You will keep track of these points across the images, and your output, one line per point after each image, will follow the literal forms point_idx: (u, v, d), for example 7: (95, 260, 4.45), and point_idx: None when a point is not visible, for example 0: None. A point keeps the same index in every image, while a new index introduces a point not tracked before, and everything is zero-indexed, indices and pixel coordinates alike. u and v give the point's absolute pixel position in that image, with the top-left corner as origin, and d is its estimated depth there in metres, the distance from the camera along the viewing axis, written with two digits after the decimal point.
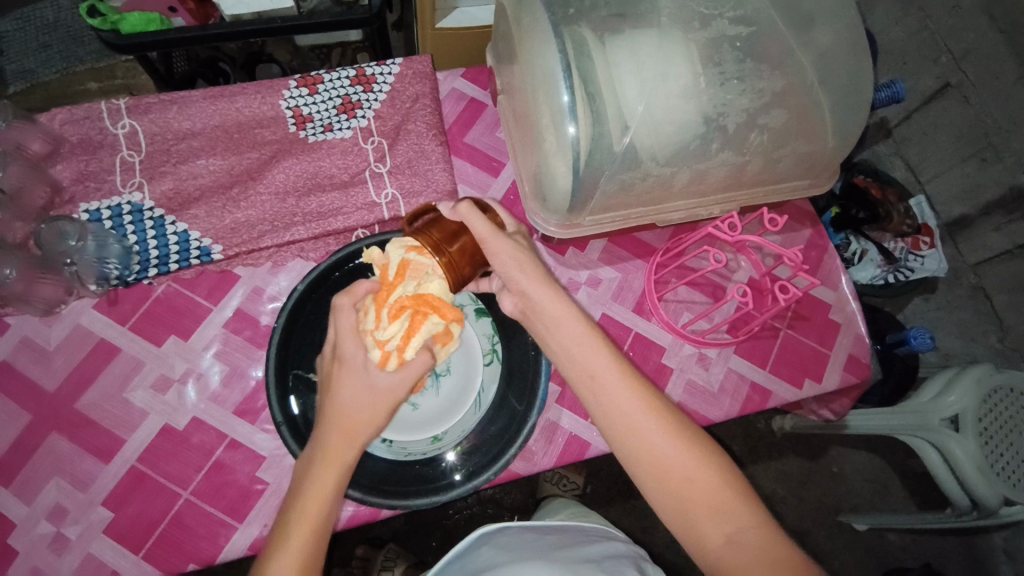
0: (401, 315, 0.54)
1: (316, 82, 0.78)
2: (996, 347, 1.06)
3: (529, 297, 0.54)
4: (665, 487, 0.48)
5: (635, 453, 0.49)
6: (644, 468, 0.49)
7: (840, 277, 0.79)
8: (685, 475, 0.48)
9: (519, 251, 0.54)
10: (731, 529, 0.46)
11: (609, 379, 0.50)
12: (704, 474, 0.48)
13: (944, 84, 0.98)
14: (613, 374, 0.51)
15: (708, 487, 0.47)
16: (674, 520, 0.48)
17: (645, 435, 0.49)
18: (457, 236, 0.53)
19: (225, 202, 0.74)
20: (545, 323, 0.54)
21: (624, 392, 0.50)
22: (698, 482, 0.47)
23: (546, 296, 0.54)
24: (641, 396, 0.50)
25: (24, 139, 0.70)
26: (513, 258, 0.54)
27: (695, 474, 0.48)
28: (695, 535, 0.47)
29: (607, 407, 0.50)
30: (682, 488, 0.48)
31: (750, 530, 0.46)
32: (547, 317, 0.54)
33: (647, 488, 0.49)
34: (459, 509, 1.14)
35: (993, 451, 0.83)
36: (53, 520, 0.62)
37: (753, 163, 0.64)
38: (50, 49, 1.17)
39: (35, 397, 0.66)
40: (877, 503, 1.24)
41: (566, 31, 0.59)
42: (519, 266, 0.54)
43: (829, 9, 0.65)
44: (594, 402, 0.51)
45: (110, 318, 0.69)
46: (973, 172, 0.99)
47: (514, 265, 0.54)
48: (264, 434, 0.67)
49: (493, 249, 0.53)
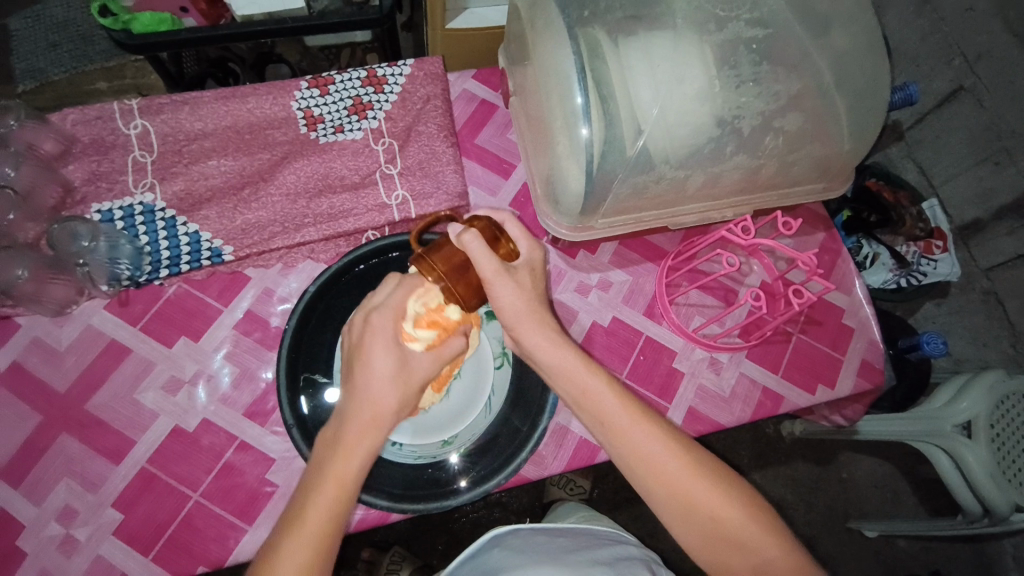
0: (432, 325, 0.55)
1: (327, 83, 0.78)
2: (1008, 352, 1.05)
3: (530, 348, 0.55)
4: (695, 526, 0.50)
5: (658, 492, 0.51)
6: (668, 505, 0.51)
7: (854, 282, 0.78)
8: (710, 511, 0.50)
9: (520, 297, 0.54)
10: (759, 561, 0.49)
11: (627, 424, 0.52)
12: (728, 512, 0.50)
13: (958, 87, 0.97)
14: (628, 419, 0.52)
15: (732, 519, 0.50)
16: (701, 552, 0.51)
17: (667, 474, 0.51)
18: (456, 267, 0.52)
19: (236, 203, 0.74)
20: (548, 370, 0.55)
21: (643, 434, 0.52)
22: (722, 516, 0.50)
23: (543, 341, 0.55)
24: (659, 438, 0.52)
25: (35, 139, 0.70)
26: (513, 305, 0.54)
27: (721, 513, 0.50)
28: (723, 566, 0.50)
29: (629, 453, 0.52)
30: (709, 524, 0.50)
31: (776, 561, 0.49)
32: (549, 365, 0.55)
33: (672, 524, 0.52)
34: (466, 512, 1.14)
35: (1006, 458, 0.82)
36: (64, 520, 0.62)
37: (767, 166, 0.64)
38: (59, 48, 1.18)
39: (46, 398, 0.66)
40: (886, 509, 1.23)
41: (581, 33, 0.59)
42: (512, 306, 0.54)
43: (845, 12, 0.64)
44: (615, 447, 0.53)
45: (121, 318, 0.70)
46: (986, 175, 0.98)
47: (514, 314, 0.55)
48: (274, 436, 0.66)
49: (496, 289, 0.53)
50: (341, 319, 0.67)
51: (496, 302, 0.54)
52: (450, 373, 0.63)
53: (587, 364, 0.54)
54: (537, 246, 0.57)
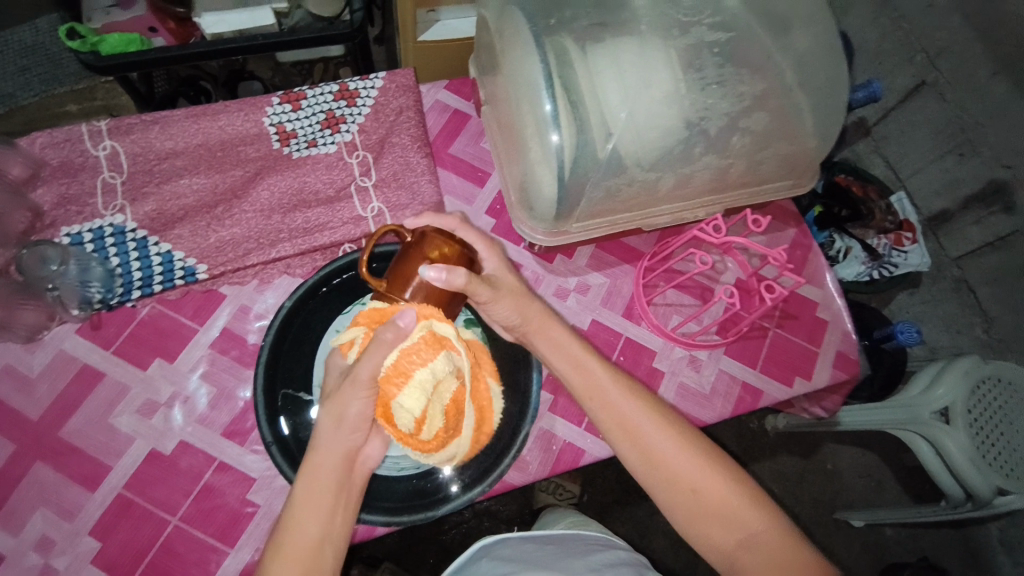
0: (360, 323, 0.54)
1: (299, 98, 0.78)
2: (982, 339, 1.08)
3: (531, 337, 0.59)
4: (679, 498, 0.52)
5: (644, 466, 0.53)
6: (656, 481, 0.53)
7: (825, 275, 0.80)
8: (696, 485, 0.52)
9: (521, 300, 0.58)
10: (743, 534, 0.50)
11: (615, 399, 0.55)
12: (712, 485, 0.51)
13: (920, 82, 1.00)
14: (618, 393, 0.55)
15: (716, 493, 0.51)
16: (690, 531, 0.52)
17: (654, 449, 0.53)
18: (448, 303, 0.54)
19: (210, 220, 0.74)
20: (547, 354, 0.59)
21: (630, 408, 0.55)
22: (704, 488, 0.51)
23: (546, 330, 0.59)
24: (646, 411, 0.55)
25: (3, 163, 0.69)
26: (516, 310, 0.57)
27: (704, 486, 0.51)
28: (709, 540, 0.51)
29: (616, 426, 0.55)
30: (695, 497, 0.51)
31: (762, 534, 0.49)
32: (551, 349, 0.58)
33: (660, 499, 0.53)
34: (456, 523, 1.13)
35: (984, 441, 0.84)
36: (40, 551, 0.61)
37: (735, 166, 0.65)
38: (29, 72, 1.16)
39: (20, 426, 0.64)
40: (871, 498, 1.24)
41: (548, 41, 0.59)
42: (518, 307, 0.58)
43: (804, 13, 0.66)
44: (604, 420, 0.56)
45: (94, 342, 0.68)
46: (952, 166, 1.01)
47: (518, 313, 0.58)
48: (254, 455, 0.66)
49: (495, 305, 0.56)
50: (319, 333, 0.67)
51: (495, 313, 0.58)
52: (410, 372, 0.49)
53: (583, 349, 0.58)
54: (495, 245, 0.59)
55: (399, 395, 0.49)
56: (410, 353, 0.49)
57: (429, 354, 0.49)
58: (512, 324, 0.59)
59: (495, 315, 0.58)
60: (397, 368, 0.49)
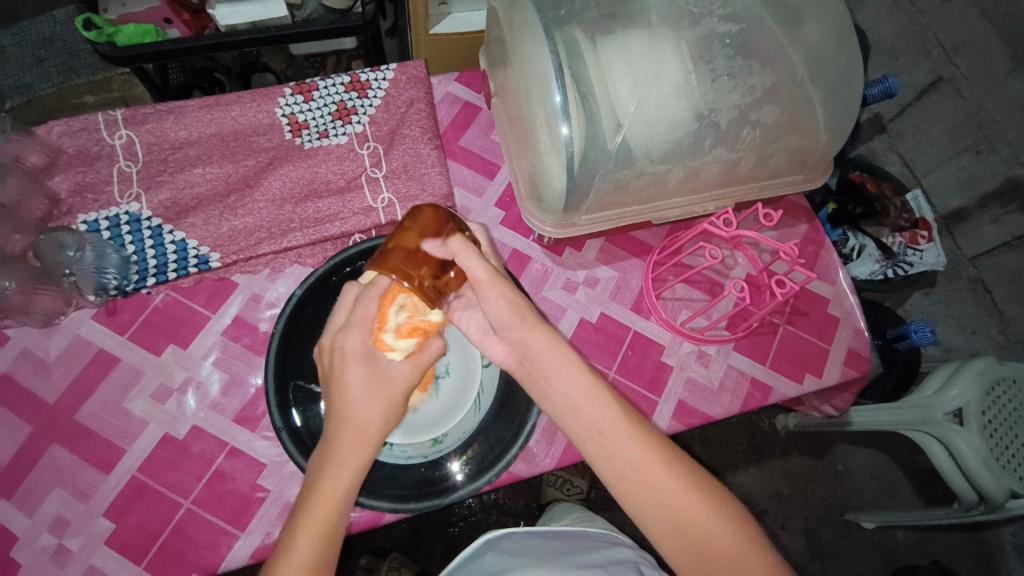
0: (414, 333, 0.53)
1: (311, 88, 0.79)
2: (998, 339, 1.06)
3: (527, 344, 0.52)
4: (683, 541, 0.50)
5: (650, 507, 0.50)
6: (662, 526, 0.50)
7: (837, 272, 0.79)
8: (706, 528, 0.50)
9: (519, 303, 0.53)
10: None
11: (619, 436, 0.51)
12: (717, 526, 0.50)
13: (937, 78, 0.98)
14: (621, 429, 0.51)
15: (720, 535, 0.50)
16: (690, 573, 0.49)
17: (661, 491, 0.50)
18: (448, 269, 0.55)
19: (222, 210, 0.74)
20: (543, 373, 0.52)
21: (634, 447, 0.51)
22: (710, 529, 0.50)
23: (547, 342, 0.52)
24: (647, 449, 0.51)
25: (22, 151, 0.70)
26: (509, 306, 0.52)
27: (710, 527, 0.50)
28: None
29: (620, 465, 0.50)
30: (703, 544, 0.49)
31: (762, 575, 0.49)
32: (549, 369, 0.52)
33: (663, 543, 0.51)
34: (463, 515, 1.13)
35: (998, 443, 0.83)
36: (56, 531, 0.62)
37: (746, 160, 0.65)
38: (46, 63, 1.18)
39: (36, 409, 0.66)
40: (882, 500, 1.23)
41: (558, 33, 0.59)
42: (513, 312, 0.52)
43: (817, 5, 0.65)
44: (605, 458, 0.51)
45: (109, 328, 0.70)
46: (968, 164, 1.00)
47: (516, 318, 0.52)
48: (264, 441, 0.66)
49: (489, 293, 0.52)
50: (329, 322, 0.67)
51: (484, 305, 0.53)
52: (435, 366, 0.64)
53: (587, 380, 0.52)
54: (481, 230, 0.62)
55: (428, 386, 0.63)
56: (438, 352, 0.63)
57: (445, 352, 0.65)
58: (505, 328, 0.53)
59: (488, 312, 0.53)
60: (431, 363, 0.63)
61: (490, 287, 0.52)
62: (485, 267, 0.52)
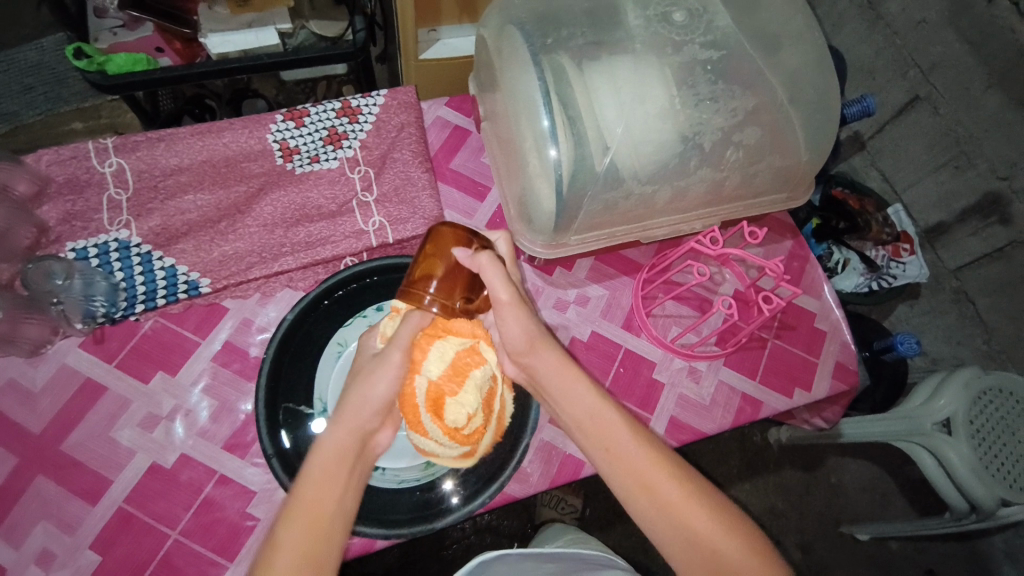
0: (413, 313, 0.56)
1: (302, 115, 0.80)
2: (982, 349, 1.08)
3: (536, 368, 0.57)
4: (695, 555, 0.49)
5: (657, 519, 0.51)
6: (671, 539, 0.50)
7: (822, 287, 0.80)
8: (713, 544, 0.49)
9: (532, 324, 0.57)
10: None
11: (626, 447, 0.53)
12: (728, 542, 0.49)
13: (914, 96, 1.01)
14: (628, 442, 0.53)
15: (734, 551, 0.49)
16: None
17: (670, 504, 0.51)
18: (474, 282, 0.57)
19: (213, 235, 0.75)
20: (554, 390, 0.57)
21: (641, 457, 0.52)
22: (721, 545, 0.49)
23: (554, 365, 0.56)
24: (655, 460, 0.52)
25: (10, 180, 0.69)
26: (524, 328, 0.57)
27: (720, 544, 0.49)
28: None
29: (628, 476, 0.52)
30: (714, 560, 0.48)
31: None
32: (555, 388, 0.56)
33: (673, 558, 0.51)
34: (458, 538, 1.12)
35: (987, 453, 0.83)
36: (41, 565, 0.60)
37: (730, 179, 0.66)
38: (33, 91, 1.19)
39: (21, 439, 0.65)
40: (876, 512, 1.24)
41: (545, 59, 0.61)
42: (528, 334, 0.56)
43: (794, 31, 0.67)
44: (615, 471, 0.53)
45: (97, 356, 0.69)
46: (947, 179, 1.03)
47: (525, 339, 0.56)
48: (254, 468, 0.66)
49: (505, 313, 0.56)
50: (320, 346, 0.67)
51: (501, 325, 0.57)
52: (466, 372, 0.54)
53: (593, 396, 0.55)
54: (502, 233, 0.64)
55: (457, 394, 0.54)
56: (463, 355, 0.55)
57: (480, 359, 0.56)
58: (518, 350, 0.57)
59: (505, 331, 0.57)
60: (452, 366, 0.54)
61: (511, 309, 0.56)
62: (507, 284, 0.55)
